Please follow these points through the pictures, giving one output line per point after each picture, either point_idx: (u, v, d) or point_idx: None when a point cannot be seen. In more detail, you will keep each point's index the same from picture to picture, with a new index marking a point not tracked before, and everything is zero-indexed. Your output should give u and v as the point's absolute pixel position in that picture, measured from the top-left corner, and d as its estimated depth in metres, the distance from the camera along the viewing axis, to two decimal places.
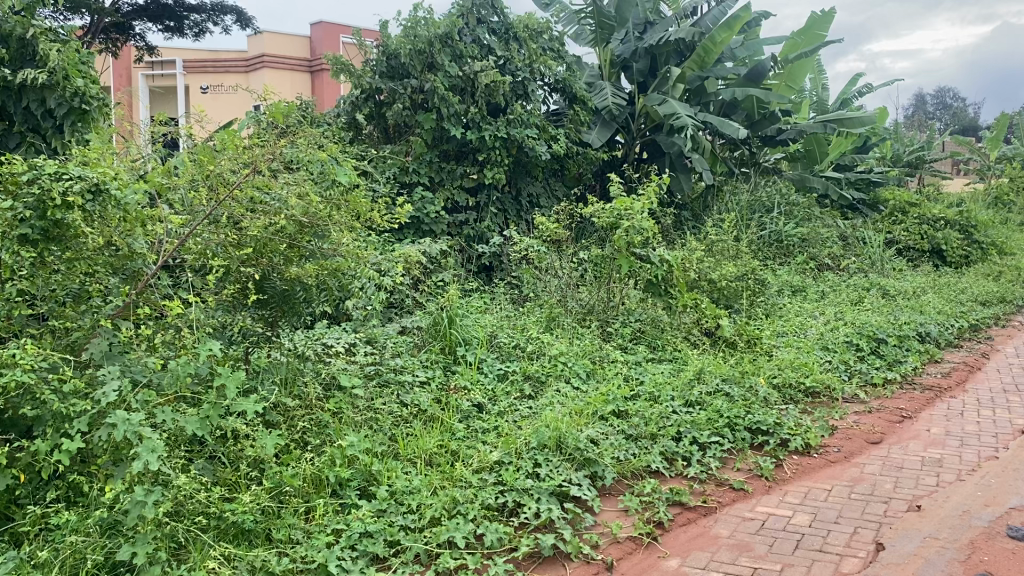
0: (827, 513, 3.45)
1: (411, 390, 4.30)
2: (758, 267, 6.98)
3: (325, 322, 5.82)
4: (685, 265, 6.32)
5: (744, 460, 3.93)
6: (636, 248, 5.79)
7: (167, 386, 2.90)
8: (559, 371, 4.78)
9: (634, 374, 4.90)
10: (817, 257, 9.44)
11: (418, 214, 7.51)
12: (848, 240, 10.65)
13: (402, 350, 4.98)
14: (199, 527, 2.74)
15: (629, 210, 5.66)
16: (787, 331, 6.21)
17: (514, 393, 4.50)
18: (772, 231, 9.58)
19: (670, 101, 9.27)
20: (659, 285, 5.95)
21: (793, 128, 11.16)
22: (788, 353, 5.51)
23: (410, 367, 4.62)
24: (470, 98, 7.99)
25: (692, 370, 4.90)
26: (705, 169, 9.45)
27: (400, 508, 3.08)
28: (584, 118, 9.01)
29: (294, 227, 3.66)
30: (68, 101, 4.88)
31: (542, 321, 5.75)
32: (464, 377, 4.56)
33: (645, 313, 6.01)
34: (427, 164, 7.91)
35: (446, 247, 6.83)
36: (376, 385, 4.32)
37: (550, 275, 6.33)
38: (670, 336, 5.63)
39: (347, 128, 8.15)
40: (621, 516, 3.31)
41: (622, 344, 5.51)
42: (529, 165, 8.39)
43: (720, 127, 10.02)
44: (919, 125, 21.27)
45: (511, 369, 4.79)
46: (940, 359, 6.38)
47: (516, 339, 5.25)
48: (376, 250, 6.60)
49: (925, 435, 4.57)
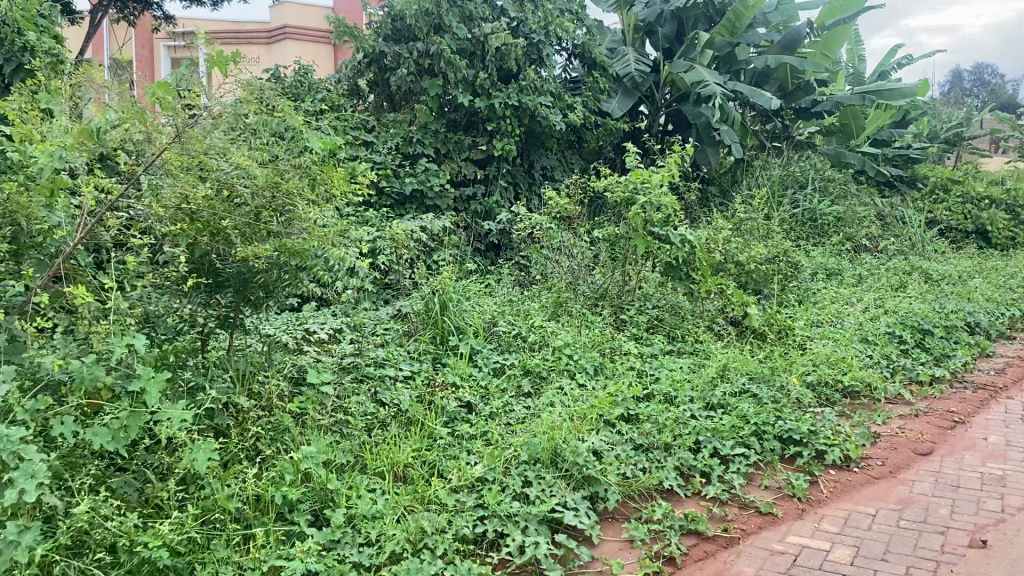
0: (872, 546, 2.88)
1: (392, 387, 3.79)
2: (791, 249, 6.36)
3: (312, 306, 5.33)
4: (710, 246, 5.72)
5: (774, 476, 3.37)
6: (655, 227, 5.08)
7: (74, 391, 2.43)
8: (563, 366, 4.24)
9: (647, 370, 4.34)
10: (854, 238, 8.78)
11: (422, 188, 6.97)
12: (887, 219, 9.97)
13: (389, 340, 4.46)
14: (102, 565, 2.26)
15: (646, 184, 5.06)
16: (821, 321, 5.61)
17: (510, 391, 3.97)
18: (805, 208, 8.92)
19: (697, 69, 8.63)
20: (679, 268, 5.27)
21: (830, 99, 10.52)
22: (823, 346, 4.92)
23: (394, 359, 4.11)
24: (479, 63, 7.38)
25: (715, 367, 4.33)
26: (733, 142, 8.81)
27: (356, 539, 2.57)
28: (603, 85, 8.38)
29: (249, 202, 3.09)
30: (17, 57, 4.40)
31: (548, 307, 5.20)
32: (454, 373, 4.03)
33: (663, 298, 5.44)
34: (432, 134, 7.36)
35: (448, 223, 6.31)
36: (353, 380, 3.81)
37: (561, 254, 5.76)
38: (691, 326, 5.06)
39: (348, 95, 7.61)
40: (625, 548, 2.78)
41: (637, 334, 4.96)
42: (542, 136, 7.81)
43: (751, 96, 9.37)
44: (960, 99, 20.26)
45: (509, 363, 4.26)
46: (991, 353, 5.74)
47: (517, 327, 4.71)
48: (373, 227, 6.09)
49: (981, 445, 3.98)
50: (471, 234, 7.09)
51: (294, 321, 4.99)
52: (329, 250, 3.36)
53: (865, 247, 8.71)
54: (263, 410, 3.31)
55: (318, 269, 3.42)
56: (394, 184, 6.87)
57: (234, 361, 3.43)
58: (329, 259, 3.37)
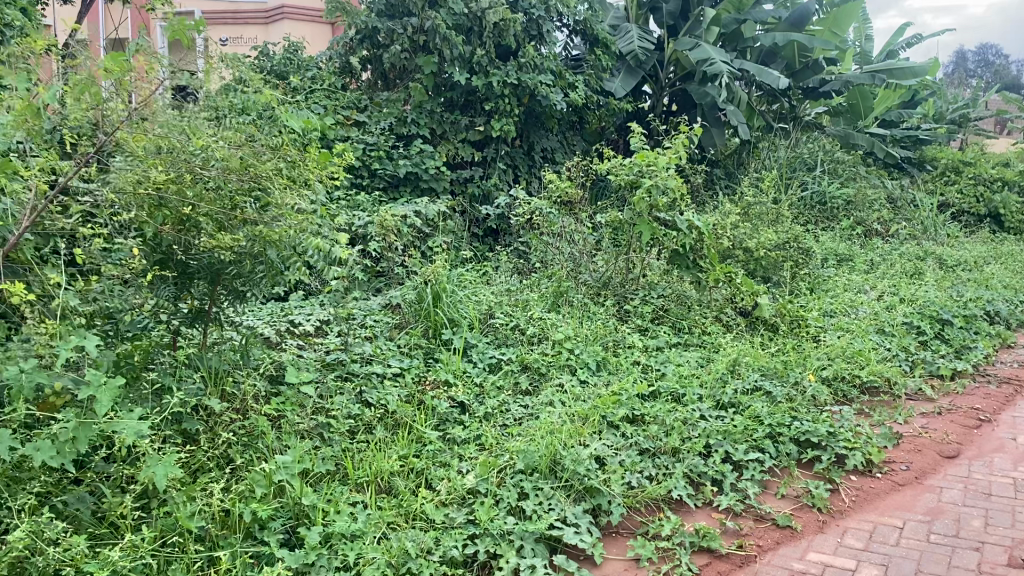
0: (902, 565, 2.63)
1: (379, 386, 3.53)
2: (803, 235, 6.07)
3: (299, 296, 5.07)
4: (718, 232, 5.44)
5: (791, 485, 3.11)
6: (661, 212, 4.79)
7: (11, 400, 2.17)
8: (563, 361, 3.97)
9: (653, 365, 4.08)
10: (865, 222, 8.48)
11: (416, 170, 6.68)
12: (898, 202, 9.62)
13: (378, 334, 4.20)
14: None
15: (651, 166, 4.76)
16: (835, 312, 5.33)
17: (506, 389, 3.71)
18: (814, 191, 8.62)
19: (704, 46, 8.31)
20: (686, 256, 4.95)
21: (839, 79, 10.20)
22: (838, 338, 4.65)
23: (382, 356, 3.84)
24: (477, 40, 7.06)
25: (725, 362, 4.06)
26: (740, 122, 8.52)
27: (332, 563, 2.31)
28: (605, 63, 8.06)
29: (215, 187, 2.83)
30: None
31: (549, 297, 4.94)
32: (446, 369, 3.77)
33: (668, 288, 5.17)
34: (428, 114, 7.06)
35: (443, 208, 6.03)
36: (337, 379, 3.54)
37: (561, 241, 5.48)
38: (698, 317, 4.79)
39: (340, 74, 7.31)
40: (631, 568, 2.53)
41: (641, 326, 4.69)
42: (543, 116, 7.50)
43: (759, 75, 9.06)
44: (968, 80, 19.91)
45: (506, 358, 3.99)
46: (1013, 344, 5.46)
47: (515, 318, 4.44)
48: (365, 212, 5.81)
49: (1011, 446, 3.71)
50: (468, 219, 6.80)
51: (279, 313, 4.72)
52: (309, 239, 3.10)
53: (877, 232, 8.41)
54: (237, 414, 3.05)
55: (298, 260, 3.16)
56: (387, 167, 6.59)
57: (206, 359, 3.17)
58: (309, 249, 3.10)
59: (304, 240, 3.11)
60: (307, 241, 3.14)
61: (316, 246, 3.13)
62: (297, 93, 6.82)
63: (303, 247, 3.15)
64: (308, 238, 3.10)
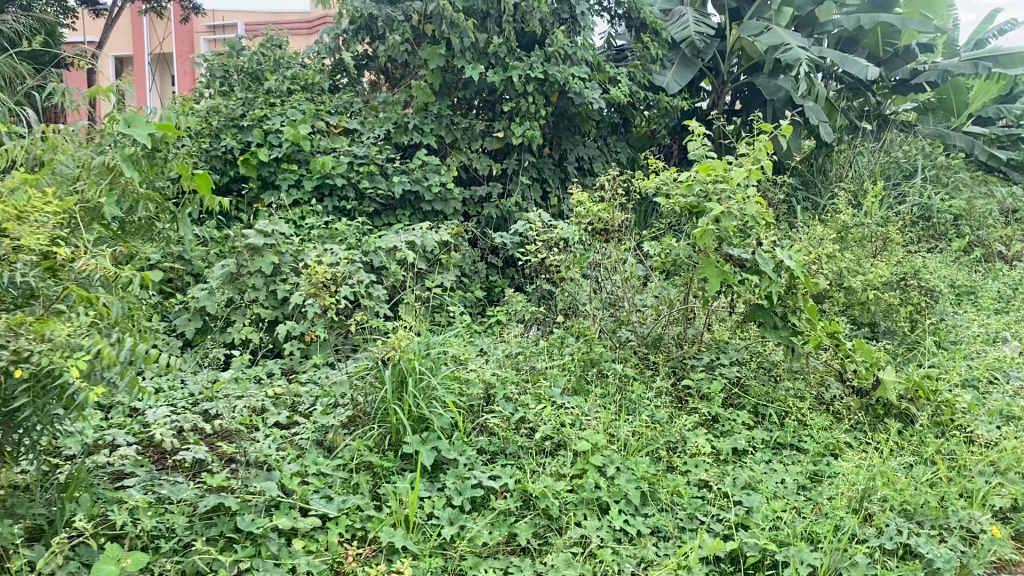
0: None
1: (282, 556, 2.17)
2: (921, 268, 4.50)
3: (242, 366, 3.83)
4: (810, 268, 3.91)
5: None
6: (732, 248, 3.33)
7: None
8: (587, 495, 2.54)
9: (730, 495, 2.65)
10: (983, 242, 6.79)
11: (415, 188, 5.34)
12: (1015, 214, 7.88)
13: (310, 447, 2.81)
14: None
15: (721, 182, 3.28)
16: (980, 383, 3.75)
17: (493, 553, 2.31)
18: (916, 203, 6.99)
19: (776, 30, 6.91)
20: (772, 311, 3.43)
21: (935, 70, 8.53)
22: (1004, 436, 3.11)
23: (305, 489, 2.47)
24: (494, 27, 5.73)
25: (841, 498, 2.60)
26: (822, 121, 6.99)
27: None
28: (656, 52, 6.61)
29: None
30: None
31: (575, 369, 3.52)
32: (397, 517, 2.38)
33: (743, 350, 3.71)
34: (434, 119, 5.76)
35: (442, 236, 4.67)
36: (217, 545, 2.20)
37: (595, 283, 4.06)
38: (789, 401, 3.32)
39: (331, 73, 6.10)
40: None
41: (708, 416, 3.23)
42: (576, 118, 6.09)
43: (842, 65, 7.58)
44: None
45: (500, 487, 2.58)
46: None
47: (522, 408, 3.04)
48: (342, 246, 4.49)
49: None
50: (483, 248, 5.40)
51: (199, 397, 3.45)
52: (99, 345, 1.84)
53: (998, 254, 6.73)
54: None
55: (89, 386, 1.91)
56: (379, 185, 5.26)
57: None
58: (106, 365, 1.85)
59: (90, 345, 1.82)
60: (102, 343, 1.85)
61: (117, 358, 1.89)
62: (271, 96, 5.59)
63: (97, 358, 1.84)
64: (99, 341, 1.83)
